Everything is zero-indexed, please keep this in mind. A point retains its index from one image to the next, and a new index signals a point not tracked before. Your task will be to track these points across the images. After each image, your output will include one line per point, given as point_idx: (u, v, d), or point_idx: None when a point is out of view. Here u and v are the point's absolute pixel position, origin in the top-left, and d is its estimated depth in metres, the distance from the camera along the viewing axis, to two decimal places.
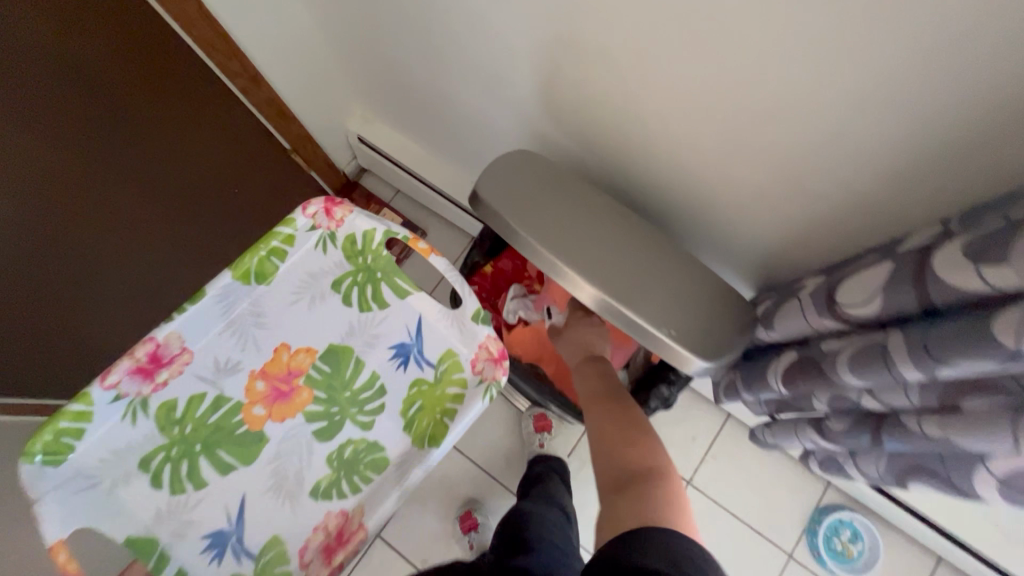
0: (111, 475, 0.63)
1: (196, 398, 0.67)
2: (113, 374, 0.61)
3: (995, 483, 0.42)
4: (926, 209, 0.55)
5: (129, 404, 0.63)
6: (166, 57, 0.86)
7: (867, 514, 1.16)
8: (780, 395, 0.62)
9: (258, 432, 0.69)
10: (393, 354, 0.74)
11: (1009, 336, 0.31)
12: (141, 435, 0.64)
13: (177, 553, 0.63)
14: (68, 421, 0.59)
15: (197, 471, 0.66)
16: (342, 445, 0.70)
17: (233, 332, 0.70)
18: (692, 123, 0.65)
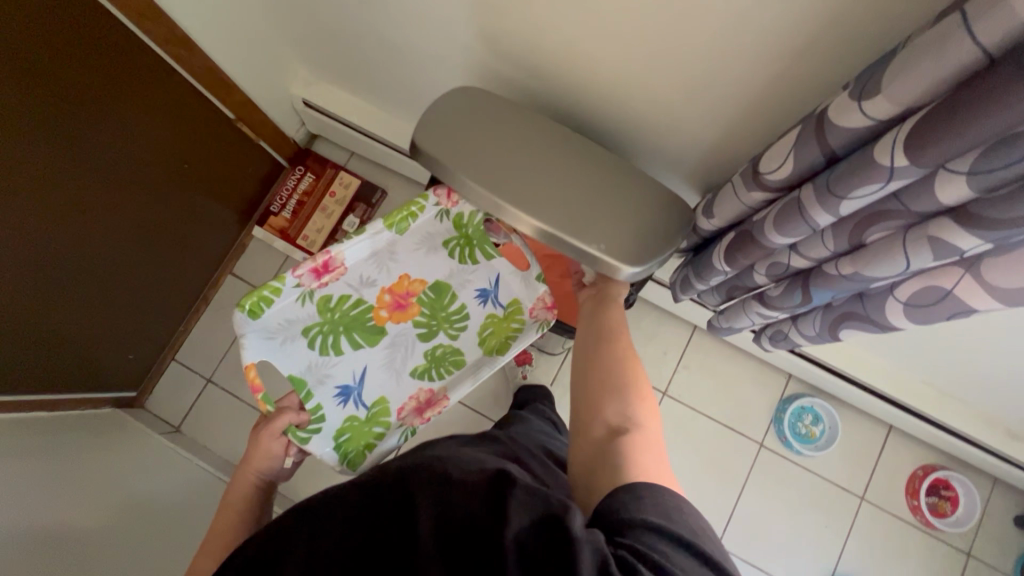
0: (283, 335, 0.81)
1: (343, 297, 0.85)
2: (302, 268, 0.77)
3: (904, 309, 0.52)
4: (829, 86, 0.61)
5: (303, 291, 0.80)
6: (97, 28, 0.82)
7: (826, 397, 1.27)
8: (726, 276, 0.71)
9: (382, 328, 0.87)
10: (478, 295, 0.89)
11: (885, 154, 0.41)
12: (307, 314, 0.82)
13: (317, 394, 0.83)
14: (270, 291, 0.76)
15: (342, 344, 0.85)
16: (432, 347, 0.88)
17: (372, 259, 0.85)
18: (619, 41, 0.68)
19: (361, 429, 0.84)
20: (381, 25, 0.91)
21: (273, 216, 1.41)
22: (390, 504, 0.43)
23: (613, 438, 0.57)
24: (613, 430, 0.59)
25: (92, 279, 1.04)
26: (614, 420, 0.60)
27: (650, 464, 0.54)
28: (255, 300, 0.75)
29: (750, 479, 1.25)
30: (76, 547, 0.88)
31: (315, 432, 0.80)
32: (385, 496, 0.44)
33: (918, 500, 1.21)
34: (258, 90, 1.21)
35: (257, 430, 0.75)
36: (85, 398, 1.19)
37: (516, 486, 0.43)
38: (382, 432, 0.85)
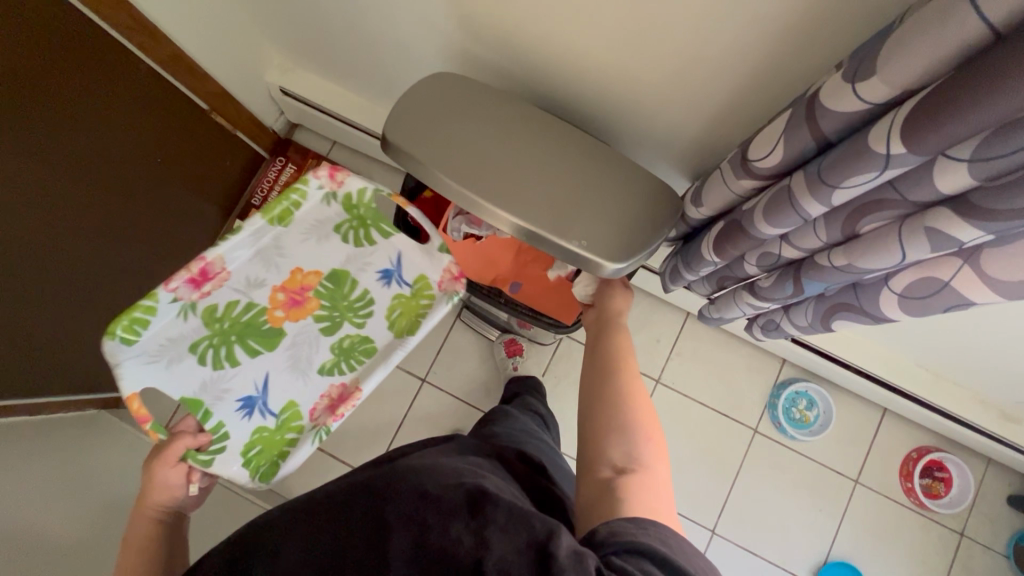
0: (170, 356, 0.73)
1: (231, 303, 0.77)
2: (173, 281, 0.70)
3: (898, 300, 0.50)
4: (822, 62, 0.58)
5: (183, 305, 0.73)
6: (55, 19, 0.78)
7: (820, 381, 1.26)
8: (717, 266, 0.68)
9: (278, 328, 0.79)
10: (381, 278, 0.83)
11: (880, 142, 0.39)
12: (191, 328, 0.74)
13: (217, 412, 0.74)
14: (141, 312, 0.68)
15: (236, 354, 0.77)
16: (338, 339, 0.81)
17: (256, 257, 0.78)
18: (603, 19, 0.64)
19: (273, 439, 0.77)
20: (355, 7, 0.86)
21: (254, 210, 1.37)
22: (365, 523, 0.42)
23: (621, 476, 0.55)
24: (622, 468, 0.57)
25: (68, 280, 1.01)
26: (622, 459, 0.58)
27: (658, 507, 0.52)
28: (122, 324, 0.67)
29: (744, 466, 1.25)
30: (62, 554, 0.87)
31: (218, 453, 0.72)
32: (360, 513, 0.43)
33: (912, 483, 1.21)
34: (232, 79, 1.16)
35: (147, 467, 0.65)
36: (67, 401, 1.17)
37: (500, 507, 0.42)
38: (294, 439, 0.77)
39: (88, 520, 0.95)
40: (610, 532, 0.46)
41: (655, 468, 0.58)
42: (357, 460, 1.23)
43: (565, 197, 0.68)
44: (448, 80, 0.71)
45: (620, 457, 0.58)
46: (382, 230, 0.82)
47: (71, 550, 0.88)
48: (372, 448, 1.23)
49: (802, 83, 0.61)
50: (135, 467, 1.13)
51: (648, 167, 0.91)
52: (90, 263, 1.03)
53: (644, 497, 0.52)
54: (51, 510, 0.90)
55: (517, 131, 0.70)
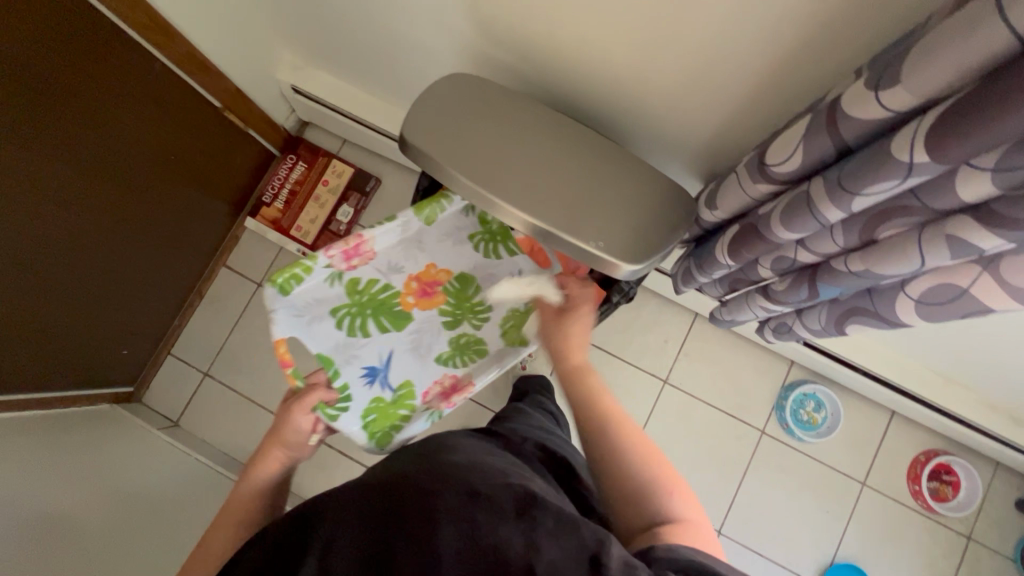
0: (312, 314, 0.83)
1: (372, 280, 0.88)
2: (334, 249, 0.80)
3: (915, 305, 0.50)
4: (840, 66, 0.58)
5: (331, 272, 0.82)
6: (72, 16, 0.78)
7: (829, 383, 1.26)
8: (730, 269, 0.69)
9: (408, 313, 0.91)
10: (502, 289, 0.93)
11: (903, 151, 0.39)
12: (335, 294, 0.84)
13: (344, 373, 0.85)
14: (302, 270, 0.78)
15: (369, 327, 0.88)
16: (454, 336, 0.92)
17: (402, 247, 0.88)
18: (619, 21, 0.64)
19: (389, 410, 0.88)
20: (370, 8, 0.87)
21: (265, 207, 1.38)
22: (417, 517, 0.41)
23: (665, 527, 0.49)
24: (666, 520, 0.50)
25: (82, 274, 1.02)
26: (665, 510, 0.51)
27: (713, 562, 0.47)
28: (285, 276, 0.77)
29: (751, 466, 1.25)
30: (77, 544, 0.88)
31: (342, 411, 0.83)
32: (411, 506, 0.42)
33: (920, 485, 1.21)
34: (244, 77, 1.17)
35: (286, 406, 0.75)
36: (81, 395, 1.18)
37: (547, 512, 0.41)
38: (407, 414, 0.89)
39: (102, 512, 0.96)
40: (668, 550, 0.43)
41: (697, 519, 0.52)
42: (365, 457, 1.24)
43: (580, 199, 0.68)
44: (463, 80, 0.72)
45: (662, 511, 0.51)
46: (510, 248, 0.92)
47: (85, 542, 0.89)
48: None
49: (818, 86, 0.61)
50: (147, 460, 1.15)
51: (660, 168, 0.91)
52: (103, 257, 1.04)
53: (697, 545, 0.47)
54: (66, 501, 0.92)
55: (532, 131, 0.71)
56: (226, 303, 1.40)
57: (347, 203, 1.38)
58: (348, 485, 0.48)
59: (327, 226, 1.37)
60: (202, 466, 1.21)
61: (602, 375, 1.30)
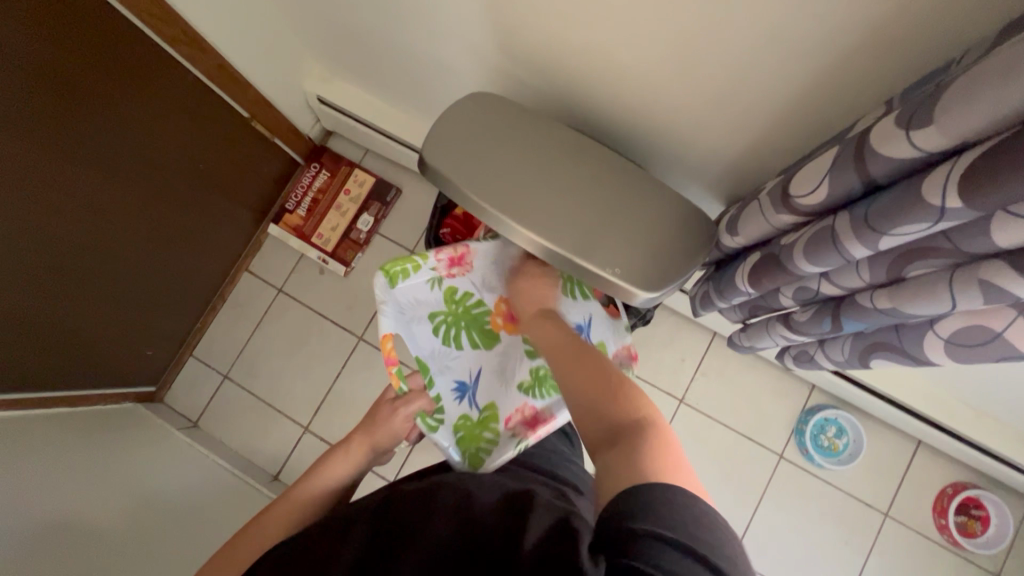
0: (412, 313, 0.78)
1: (467, 294, 0.82)
2: (443, 253, 0.79)
3: (946, 345, 0.48)
4: (871, 94, 0.56)
5: (433, 276, 0.80)
6: (113, 33, 0.83)
7: (851, 409, 1.23)
8: (750, 296, 0.68)
9: (497, 334, 0.81)
10: (578, 328, 0.84)
11: (935, 195, 0.38)
12: (434, 299, 0.80)
13: (437, 383, 0.77)
14: (413, 262, 0.77)
15: (462, 340, 0.80)
16: (536, 366, 0.78)
17: (496, 268, 0.83)
18: (644, 42, 0.64)
19: (473, 430, 0.74)
20: (396, 24, 0.88)
21: (288, 214, 1.41)
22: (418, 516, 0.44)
23: (625, 431, 0.46)
24: (622, 430, 0.47)
25: (118, 277, 1.07)
26: (625, 416, 0.49)
27: (676, 461, 0.43)
28: (396, 267, 0.76)
29: (768, 491, 1.22)
30: (96, 539, 0.90)
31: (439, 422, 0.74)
32: (431, 502, 0.46)
33: (946, 519, 1.16)
34: (271, 88, 1.19)
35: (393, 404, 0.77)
36: (105, 393, 1.22)
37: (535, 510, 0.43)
38: (493, 439, 0.73)
39: (120, 508, 0.99)
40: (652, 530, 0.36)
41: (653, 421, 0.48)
42: (377, 465, 1.25)
43: (597, 224, 0.68)
44: (486, 99, 0.72)
45: (619, 417, 0.49)
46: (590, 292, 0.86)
47: (101, 539, 0.91)
48: (393, 454, 1.25)
49: (847, 113, 0.60)
50: (165, 459, 1.17)
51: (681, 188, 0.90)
52: (135, 261, 1.09)
53: (655, 456, 0.43)
54: (85, 497, 0.94)
55: (550, 151, 0.71)
56: (247, 307, 1.43)
57: (368, 212, 1.40)
58: (366, 502, 0.51)
59: (347, 234, 1.39)
60: (218, 468, 1.24)
61: None
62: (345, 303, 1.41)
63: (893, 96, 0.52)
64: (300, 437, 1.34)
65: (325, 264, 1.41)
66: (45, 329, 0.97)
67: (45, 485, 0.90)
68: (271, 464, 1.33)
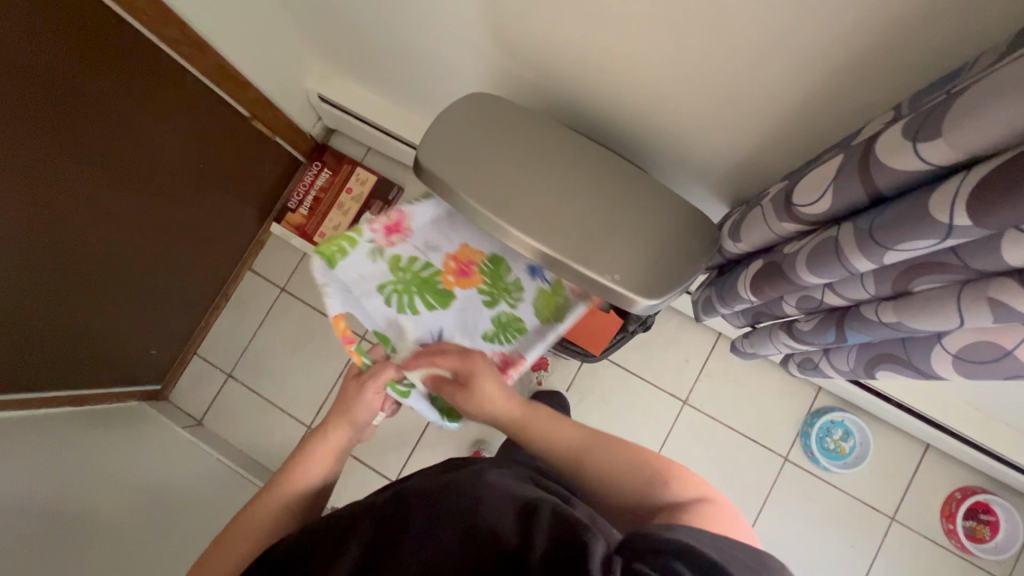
0: (360, 288, 0.80)
1: (412, 258, 0.84)
2: (377, 223, 0.80)
3: (953, 360, 0.46)
4: (880, 97, 0.54)
5: (374, 247, 0.81)
6: (111, 34, 0.82)
7: (858, 411, 1.21)
8: (753, 303, 0.66)
9: (450, 292, 0.84)
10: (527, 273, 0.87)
11: (944, 212, 0.36)
12: (377, 269, 0.81)
13: (401, 350, 0.80)
14: (347, 242, 0.78)
15: (416, 304, 0.82)
16: (495, 314, 0.85)
17: (436, 227, 0.86)
18: (646, 43, 0.62)
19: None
20: (395, 22, 0.87)
21: (290, 213, 1.40)
22: (410, 522, 0.43)
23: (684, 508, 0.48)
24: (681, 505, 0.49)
25: (120, 279, 1.07)
26: (679, 495, 0.50)
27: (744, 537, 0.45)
28: (331, 247, 0.77)
29: (772, 494, 1.21)
30: (104, 539, 0.91)
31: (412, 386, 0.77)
32: (424, 507, 0.44)
33: (954, 524, 1.14)
34: (271, 86, 1.18)
35: (360, 381, 0.73)
36: (110, 392, 1.23)
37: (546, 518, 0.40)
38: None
39: (126, 507, 1.00)
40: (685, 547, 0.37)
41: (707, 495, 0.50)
42: (378, 464, 1.25)
43: (596, 229, 0.66)
44: (485, 100, 0.71)
45: (674, 497, 0.50)
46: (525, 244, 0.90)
47: (106, 538, 0.92)
48: (395, 454, 1.25)
49: (856, 116, 0.58)
50: (169, 457, 1.18)
51: (684, 189, 0.88)
52: (137, 261, 1.09)
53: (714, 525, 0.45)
54: (90, 497, 0.95)
55: (549, 154, 0.69)
56: (250, 306, 1.43)
57: (370, 211, 1.39)
58: (371, 498, 0.49)
59: None
60: (222, 466, 1.24)
61: (619, 393, 1.27)
62: None
63: (905, 101, 0.51)
64: (302, 436, 1.35)
65: None
66: (49, 330, 0.98)
67: (50, 485, 0.90)
68: (274, 463, 1.34)
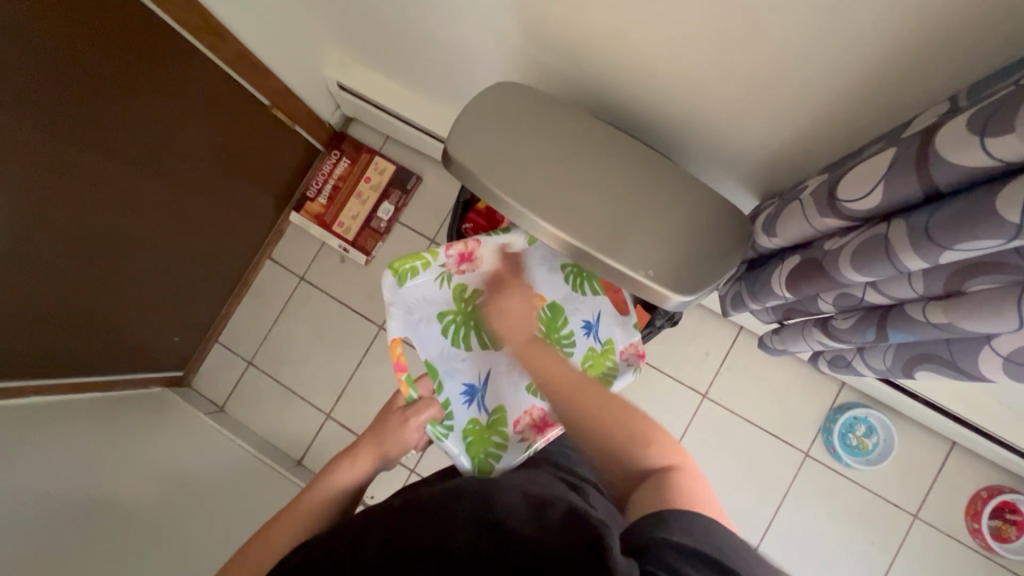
0: (421, 313, 0.82)
1: (477, 292, 0.85)
2: (452, 249, 0.81)
3: (1002, 363, 0.45)
4: (932, 85, 0.52)
5: (443, 272, 0.82)
6: (133, 23, 0.82)
7: (882, 408, 1.18)
8: (785, 300, 0.66)
9: None
10: (582, 327, 0.88)
11: (1012, 210, 0.35)
12: (443, 297, 0.83)
13: (446, 387, 0.81)
14: (421, 263, 0.80)
15: (470, 340, 0.85)
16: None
17: None
18: (681, 31, 0.60)
19: (482, 434, 0.80)
20: (419, 11, 0.85)
21: (309, 202, 1.40)
22: (433, 519, 0.43)
23: (657, 475, 0.49)
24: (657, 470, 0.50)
25: (141, 269, 1.08)
26: (656, 459, 0.51)
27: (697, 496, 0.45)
28: (405, 266, 0.79)
29: (791, 490, 1.20)
30: (128, 520, 0.93)
31: (450, 428, 0.77)
32: (431, 513, 0.44)
33: (979, 523, 1.12)
34: (291, 74, 1.18)
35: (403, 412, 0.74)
36: (134, 378, 1.25)
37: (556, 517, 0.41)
38: (501, 444, 0.80)
39: (151, 490, 1.02)
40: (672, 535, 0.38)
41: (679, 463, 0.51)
42: None
43: (625, 222, 0.65)
44: (512, 91, 0.70)
45: (647, 462, 0.51)
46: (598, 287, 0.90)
47: (130, 520, 0.94)
48: None
49: (905, 105, 0.56)
50: (192, 443, 1.20)
51: (712, 181, 0.86)
52: (157, 252, 1.10)
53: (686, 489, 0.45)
54: (116, 480, 0.97)
55: (577, 145, 0.68)
56: (270, 295, 1.44)
57: (388, 200, 1.38)
58: (383, 504, 0.50)
59: (368, 223, 1.38)
60: (243, 452, 1.27)
61: (638, 387, 1.26)
62: (366, 292, 1.41)
63: (961, 91, 0.49)
64: (322, 423, 1.37)
65: (346, 253, 1.41)
66: (72, 317, 0.99)
67: (76, 469, 0.92)
68: (294, 449, 1.36)
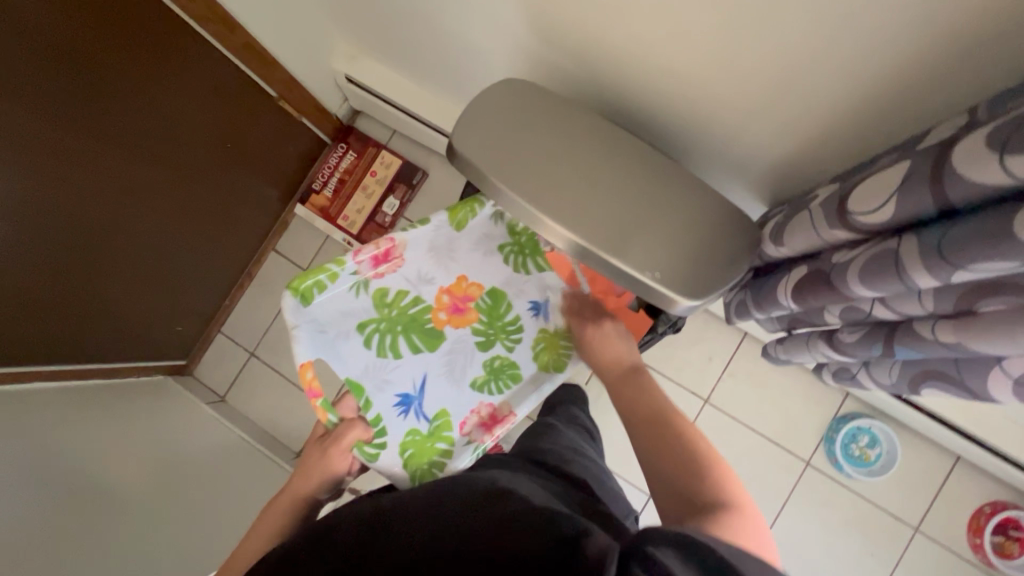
0: (338, 329, 0.80)
1: (402, 292, 0.85)
2: (363, 254, 0.79)
3: (1012, 385, 0.44)
4: (952, 95, 0.51)
5: (358, 281, 0.81)
6: (141, 9, 0.81)
7: (886, 420, 1.17)
8: (791, 310, 0.65)
9: (438, 330, 0.86)
10: (528, 309, 0.88)
11: None
12: (362, 305, 0.82)
13: (376, 402, 0.81)
14: (326, 276, 0.77)
15: (399, 346, 0.84)
16: (490, 358, 0.86)
17: (433, 254, 0.86)
18: (691, 35, 0.59)
19: (423, 444, 0.81)
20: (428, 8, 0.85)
21: (315, 194, 1.39)
22: (409, 521, 0.44)
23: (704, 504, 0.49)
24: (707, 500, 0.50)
25: (141, 259, 1.08)
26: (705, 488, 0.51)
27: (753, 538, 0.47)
28: (308, 283, 0.75)
29: (791, 500, 1.18)
30: (129, 508, 0.94)
31: (381, 446, 0.78)
32: (410, 511, 0.45)
33: (981, 539, 1.10)
34: (300, 66, 1.17)
35: (325, 443, 0.75)
36: (135, 366, 1.26)
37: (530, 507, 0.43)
38: (446, 450, 0.82)
39: (151, 477, 1.03)
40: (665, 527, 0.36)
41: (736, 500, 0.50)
42: None
43: (630, 227, 0.64)
44: (518, 91, 0.69)
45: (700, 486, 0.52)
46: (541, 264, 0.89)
47: (132, 506, 0.95)
48: None
49: (924, 114, 0.54)
50: (194, 431, 1.21)
51: (720, 186, 0.85)
52: (158, 240, 1.09)
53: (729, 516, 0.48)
54: (117, 467, 0.98)
55: (583, 147, 0.67)
56: (273, 286, 1.44)
57: (394, 195, 1.38)
58: (368, 503, 0.49)
59: (373, 217, 1.38)
60: (243, 442, 1.27)
61: None
62: None
63: (980, 104, 0.48)
64: None
65: (350, 247, 1.40)
66: (72, 304, 0.99)
67: (76, 456, 0.93)
68: (293, 442, 1.36)
